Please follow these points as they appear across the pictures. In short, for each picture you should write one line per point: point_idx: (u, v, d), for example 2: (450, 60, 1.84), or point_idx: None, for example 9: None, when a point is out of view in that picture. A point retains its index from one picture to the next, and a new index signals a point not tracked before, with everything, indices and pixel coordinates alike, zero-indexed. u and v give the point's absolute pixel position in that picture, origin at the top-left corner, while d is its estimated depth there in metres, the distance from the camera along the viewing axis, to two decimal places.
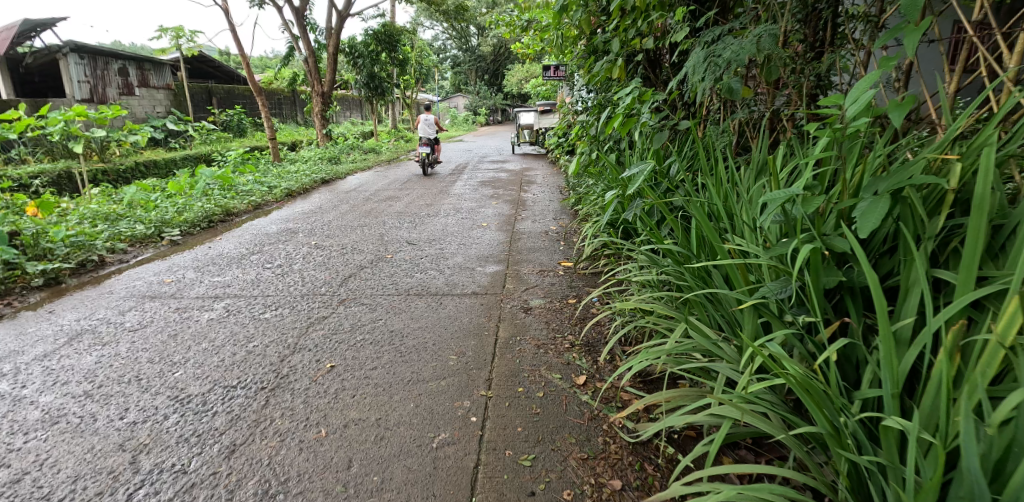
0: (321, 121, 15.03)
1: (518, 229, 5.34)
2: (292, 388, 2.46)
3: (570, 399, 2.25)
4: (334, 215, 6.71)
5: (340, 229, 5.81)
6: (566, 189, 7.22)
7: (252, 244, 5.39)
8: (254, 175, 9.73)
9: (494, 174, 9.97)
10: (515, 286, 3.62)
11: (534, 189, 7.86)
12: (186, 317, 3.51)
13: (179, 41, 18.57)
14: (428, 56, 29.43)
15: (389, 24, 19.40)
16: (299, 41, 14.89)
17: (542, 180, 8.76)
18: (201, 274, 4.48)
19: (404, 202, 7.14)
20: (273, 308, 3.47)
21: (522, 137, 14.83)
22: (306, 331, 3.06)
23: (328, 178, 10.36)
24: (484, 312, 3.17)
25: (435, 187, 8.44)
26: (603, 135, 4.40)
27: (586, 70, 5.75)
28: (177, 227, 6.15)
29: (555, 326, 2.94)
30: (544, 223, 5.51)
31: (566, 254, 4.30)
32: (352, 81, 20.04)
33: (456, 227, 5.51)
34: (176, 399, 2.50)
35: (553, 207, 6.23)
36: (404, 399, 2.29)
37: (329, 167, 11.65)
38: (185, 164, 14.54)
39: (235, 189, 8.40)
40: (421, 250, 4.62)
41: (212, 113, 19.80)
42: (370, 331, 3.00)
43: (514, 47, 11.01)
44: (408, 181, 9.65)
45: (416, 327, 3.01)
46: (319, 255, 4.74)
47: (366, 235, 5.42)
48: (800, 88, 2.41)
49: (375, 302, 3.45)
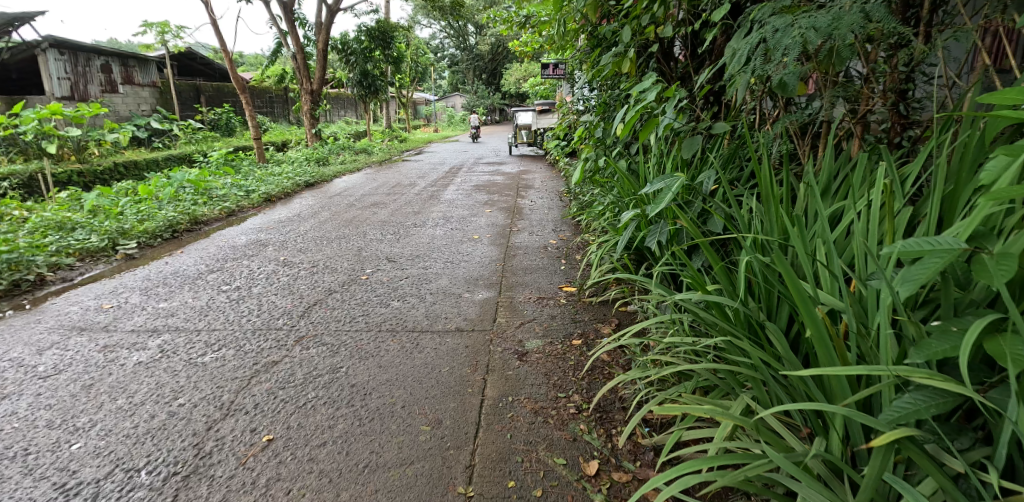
0: (310, 120, 14.43)
1: (513, 243, 4.76)
2: (211, 476, 1.87)
3: (577, 499, 1.67)
4: (312, 223, 6.11)
5: (315, 241, 5.20)
6: (566, 196, 6.62)
7: (214, 259, 4.78)
8: (232, 179, 9.09)
9: (489, 177, 9.38)
10: (509, 318, 3.03)
11: (531, 195, 7.26)
12: (111, 360, 2.91)
13: (165, 37, 17.90)
14: (424, 54, 28.76)
15: (383, 21, 18.77)
16: (287, 37, 14.26)
17: (540, 184, 8.19)
18: (146, 298, 3.87)
19: (389, 210, 6.53)
20: (216, 349, 2.88)
21: (519, 138, 14.33)
22: (246, 386, 2.47)
23: (312, 182, 9.73)
24: (469, 357, 2.58)
25: (425, 192, 7.83)
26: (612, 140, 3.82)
27: (591, 67, 5.16)
28: (135, 238, 5.52)
29: (557, 379, 2.36)
30: (542, 236, 4.93)
31: (568, 277, 3.71)
32: (344, 79, 19.42)
33: (444, 240, 4.90)
34: (60, 488, 1.91)
35: (552, 217, 5.64)
36: (356, 498, 1.71)
37: (315, 170, 10.99)
38: (167, 164, 13.90)
39: (209, 194, 7.76)
40: (402, 269, 4.02)
41: (199, 111, 19.14)
42: (327, 385, 2.41)
43: (512, 44, 10.43)
44: (396, 185, 9.03)
45: (384, 380, 2.42)
46: (286, 275, 4.14)
47: (343, 249, 4.81)
48: (886, 81, 1.90)
49: (338, 341, 2.86)
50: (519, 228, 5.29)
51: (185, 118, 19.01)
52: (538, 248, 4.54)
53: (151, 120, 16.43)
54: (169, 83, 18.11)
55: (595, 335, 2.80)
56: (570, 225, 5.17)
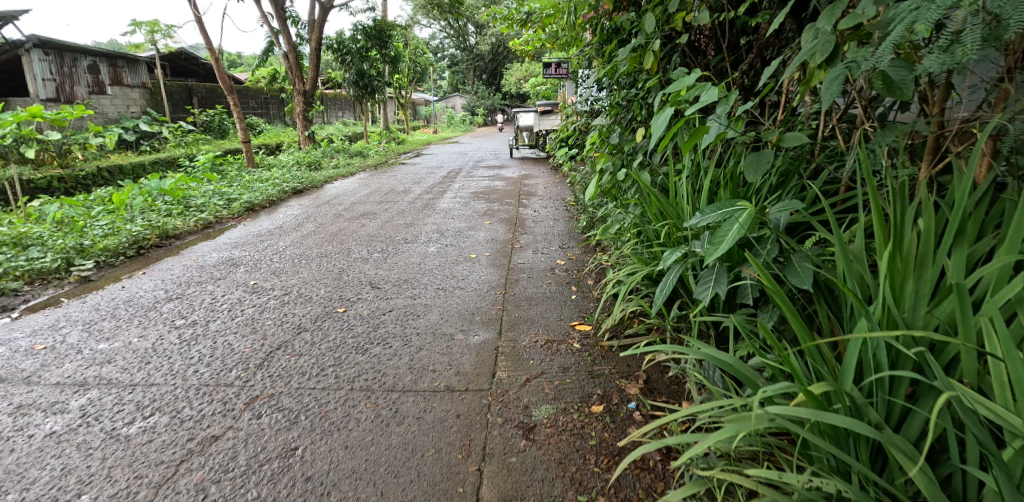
0: (303, 122, 13.89)
1: (517, 262, 4.20)
2: None
3: None
4: (294, 237, 5.55)
5: (292, 260, 4.61)
6: (573, 205, 6.05)
7: (177, 283, 4.22)
8: (215, 185, 8.52)
9: (490, 183, 8.84)
10: (511, 372, 2.46)
11: (534, 203, 6.67)
12: (18, 428, 2.35)
13: (154, 36, 17.34)
14: (423, 53, 28.17)
15: (380, 20, 18.22)
16: (279, 36, 13.68)
17: (545, 191, 7.65)
18: (87, 337, 3.31)
19: (379, 221, 5.95)
20: (148, 417, 2.32)
21: (520, 140, 13.83)
22: (172, 476, 1.92)
23: (301, 188, 9.13)
24: (459, 434, 2.01)
25: (419, 200, 7.24)
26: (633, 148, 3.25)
27: (602, 64, 4.59)
28: (94, 256, 4.95)
29: (575, 471, 1.79)
30: (548, 254, 4.37)
31: (581, 311, 3.13)
32: (341, 80, 18.91)
33: (437, 260, 4.33)
34: None
35: (559, 230, 5.09)
36: None
37: (305, 174, 10.40)
38: (156, 168, 13.35)
39: (186, 203, 7.16)
40: (387, 299, 3.45)
41: (190, 113, 18.60)
42: (274, 479, 1.84)
43: (513, 42, 9.89)
44: (389, 191, 8.44)
45: (349, 469, 1.86)
46: (254, 304, 3.58)
47: (321, 271, 4.23)
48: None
49: (298, 405, 2.29)
50: (523, 244, 4.69)
51: (176, 119, 18.43)
52: (545, 270, 3.95)
53: (139, 123, 15.86)
54: (159, 84, 17.55)
55: (619, 398, 2.22)
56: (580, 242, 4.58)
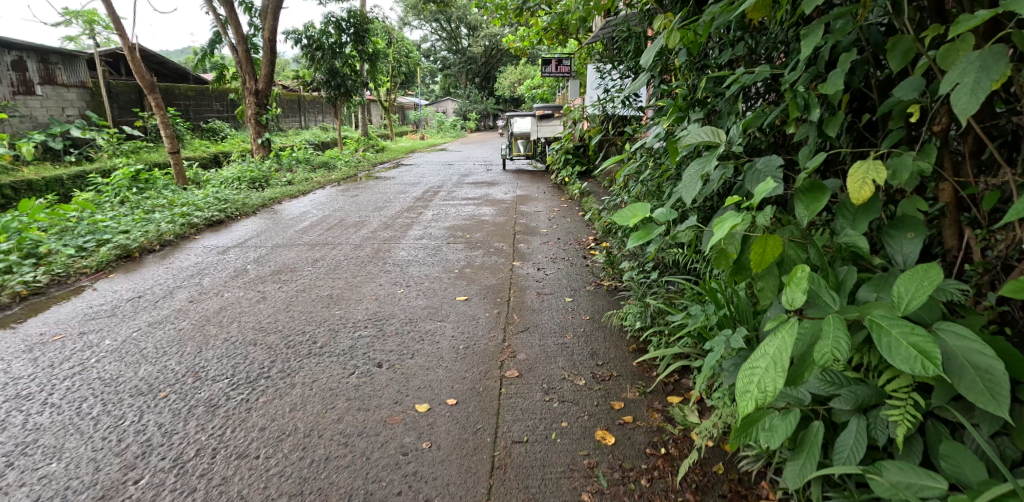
0: (257, 128, 11.58)
1: (513, 421, 2.04)
2: None
3: None
4: (142, 323, 3.32)
5: (75, 408, 2.36)
6: (597, 262, 3.93)
7: None
8: (101, 215, 6.21)
9: (475, 210, 6.69)
10: None
11: (536, 253, 4.47)
12: None
13: (94, 28, 14.93)
14: (410, 55, 25.87)
15: (356, 13, 16.02)
16: (228, 26, 11.44)
17: (549, 226, 5.52)
18: None
19: (294, 288, 3.75)
20: None
21: (514, 150, 11.69)
22: None
23: (222, 217, 6.79)
24: None
25: (369, 244, 4.98)
26: (880, 175, 1.16)
27: (665, 28, 2.44)
28: None
29: None
30: (575, 392, 2.23)
31: None
32: (312, 79, 16.66)
33: (347, 415, 2.12)
34: None
35: (584, 320, 2.96)
36: None
37: (238, 195, 8.01)
38: (77, 185, 10.93)
39: (25, 252, 4.81)
40: None
41: (139, 116, 16.20)
42: None
43: (506, 39, 7.81)
44: (337, 224, 6.16)
45: None
46: None
47: (100, 455, 2.00)
48: None
49: None
50: (524, 364, 2.47)
51: (121, 123, 15.99)
52: (572, 475, 1.73)
53: (70, 128, 13.42)
54: (102, 84, 15.10)
55: None
56: (633, 371, 2.37)
